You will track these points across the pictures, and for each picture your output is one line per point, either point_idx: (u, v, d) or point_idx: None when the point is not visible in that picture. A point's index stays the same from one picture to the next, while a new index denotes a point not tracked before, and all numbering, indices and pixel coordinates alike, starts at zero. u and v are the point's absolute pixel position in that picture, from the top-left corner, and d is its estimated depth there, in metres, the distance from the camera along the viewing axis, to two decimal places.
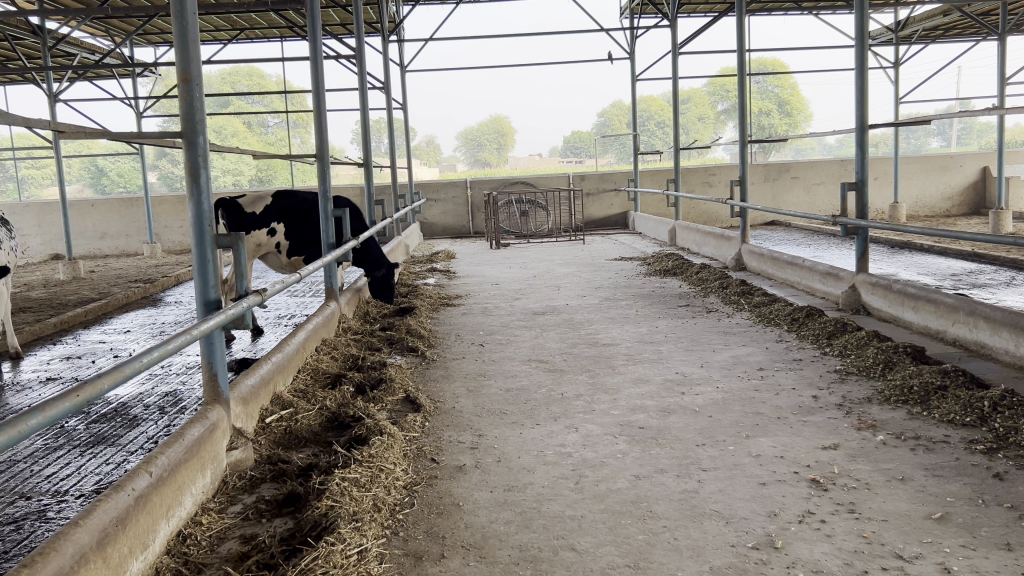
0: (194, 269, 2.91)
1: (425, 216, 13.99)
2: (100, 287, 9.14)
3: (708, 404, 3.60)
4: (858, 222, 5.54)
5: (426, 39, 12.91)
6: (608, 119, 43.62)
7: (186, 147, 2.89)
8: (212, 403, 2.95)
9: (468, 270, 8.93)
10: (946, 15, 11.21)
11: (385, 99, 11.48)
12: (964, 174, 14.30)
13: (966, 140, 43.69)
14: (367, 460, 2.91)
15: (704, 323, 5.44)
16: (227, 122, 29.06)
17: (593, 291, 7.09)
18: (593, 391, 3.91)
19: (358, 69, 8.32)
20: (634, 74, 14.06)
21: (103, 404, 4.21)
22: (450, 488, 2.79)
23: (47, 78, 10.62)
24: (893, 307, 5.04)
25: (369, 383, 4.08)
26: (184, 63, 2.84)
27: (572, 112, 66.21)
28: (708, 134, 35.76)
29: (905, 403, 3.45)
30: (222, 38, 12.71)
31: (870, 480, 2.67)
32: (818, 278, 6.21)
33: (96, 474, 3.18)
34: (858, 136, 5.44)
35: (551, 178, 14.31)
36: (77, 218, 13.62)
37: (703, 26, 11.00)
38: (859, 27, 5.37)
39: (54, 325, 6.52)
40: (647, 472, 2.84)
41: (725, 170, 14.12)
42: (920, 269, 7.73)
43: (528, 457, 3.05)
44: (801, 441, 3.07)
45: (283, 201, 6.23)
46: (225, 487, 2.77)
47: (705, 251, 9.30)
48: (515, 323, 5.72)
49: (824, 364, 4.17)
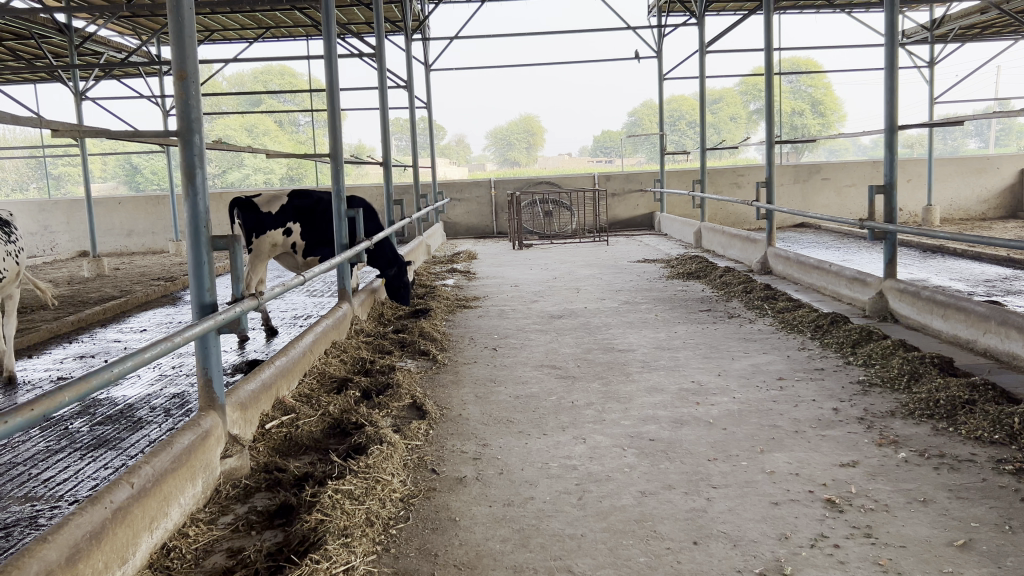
0: (189, 272, 2.83)
1: (449, 215, 13.92)
2: (122, 284, 9.16)
3: (723, 415, 3.47)
4: (886, 226, 5.34)
5: (451, 38, 12.82)
6: (639, 119, 43.34)
7: (181, 146, 2.80)
8: (207, 409, 2.87)
9: (489, 271, 8.82)
10: (984, 13, 10.90)
11: (408, 97, 11.41)
12: (1001, 177, 13.94)
13: (1004, 142, 42.83)
14: (364, 470, 2.82)
15: (724, 329, 5.29)
16: (259, 119, 29.32)
17: (613, 294, 6.95)
18: (605, 400, 3.79)
19: (378, 67, 8.24)
20: (661, 72, 13.87)
21: (109, 405, 4.16)
22: (448, 501, 2.69)
23: (74, 77, 10.69)
24: (921, 314, 4.86)
25: (376, 389, 3.99)
26: (180, 60, 2.77)
27: (602, 112, 65.87)
28: (740, 134, 35.39)
29: (930, 418, 3.29)
30: (247, 36, 12.72)
31: (889, 501, 2.53)
32: (844, 283, 6.03)
33: (92, 479, 3.12)
34: (887, 137, 5.24)
35: (576, 178, 14.17)
36: (105, 215, 13.73)
37: (731, 24, 10.81)
38: (890, 25, 5.16)
39: (71, 322, 6.51)
40: (654, 488, 2.72)
41: (753, 171, 13.88)
42: (953, 275, 7.49)
43: (532, 469, 2.94)
44: (818, 457, 2.93)
45: (298, 201, 6.17)
46: (217, 496, 2.69)
47: (730, 254, 9.11)
48: (531, 326, 5.60)
49: (847, 375, 4.01)
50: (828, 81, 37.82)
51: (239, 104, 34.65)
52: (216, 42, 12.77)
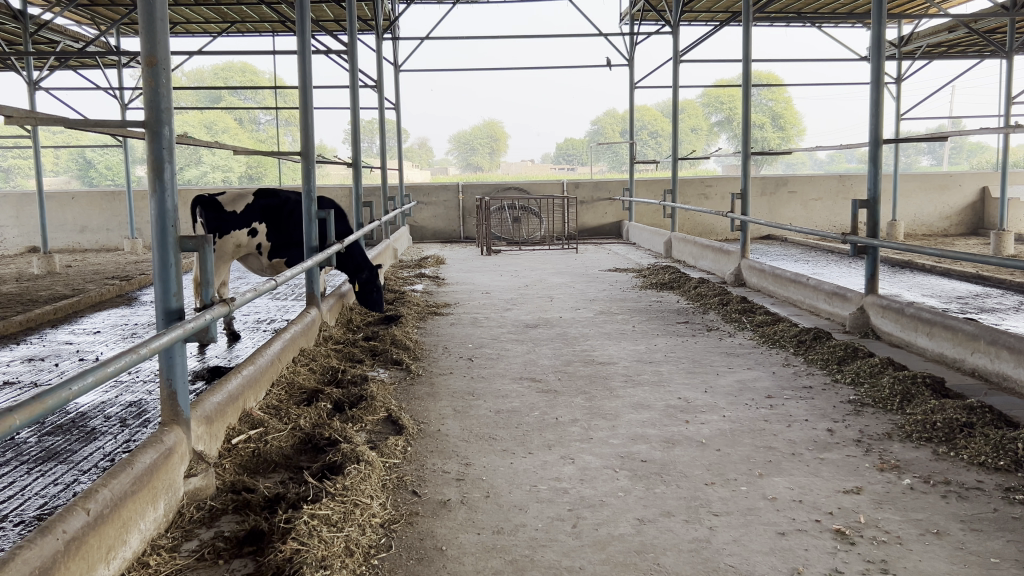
0: (154, 275, 2.60)
1: (415, 219, 13.70)
2: (74, 283, 8.80)
3: (715, 435, 3.33)
4: (869, 240, 5.25)
5: (421, 38, 12.61)
6: (602, 127, 43.52)
7: (149, 138, 2.57)
8: (171, 424, 2.64)
9: (458, 277, 8.63)
10: (952, 31, 11.00)
11: (377, 97, 11.17)
12: (962, 194, 14.13)
13: (957, 161, 43.93)
14: (341, 493, 2.61)
15: (705, 343, 5.17)
16: (220, 116, 29.01)
17: (588, 303, 6.80)
18: (590, 416, 3.63)
19: (349, 65, 8.00)
20: (632, 80, 13.80)
21: (59, 414, 3.88)
22: (433, 527, 2.50)
23: (27, 65, 10.27)
24: (905, 331, 4.79)
25: (348, 401, 3.77)
26: (149, 45, 2.54)
27: (566, 120, 66.07)
28: (700, 145, 35.65)
29: (930, 441, 3.17)
30: (212, 30, 12.39)
31: (900, 532, 2.40)
32: (822, 298, 5.96)
33: (41, 497, 2.86)
34: (871, 151, 5.15)
35: (545, 185, 14.04)
36: (58, 210, 13.27)
37: (705, 34, 10.76)
38: (877, 37, 5.08)
39: (19, 322, 6.17)
40: (652, 515, 2.56)
41: (721, 182, 13.88)
42: (925, 291, 7.47)
43: (520, 493, 2.76)
44: (819, 482, 2.80)
45: (265, 200, 5.92)
46: (179, 520, 2.47)
47: (702, 265, 9.05)
48: (506, 336, 5.42)
49: (837, 394, 3.89)
50: (789, 95, 38.32)
51: (199, 100, 34.11)
52: (178, 35, 12.42)
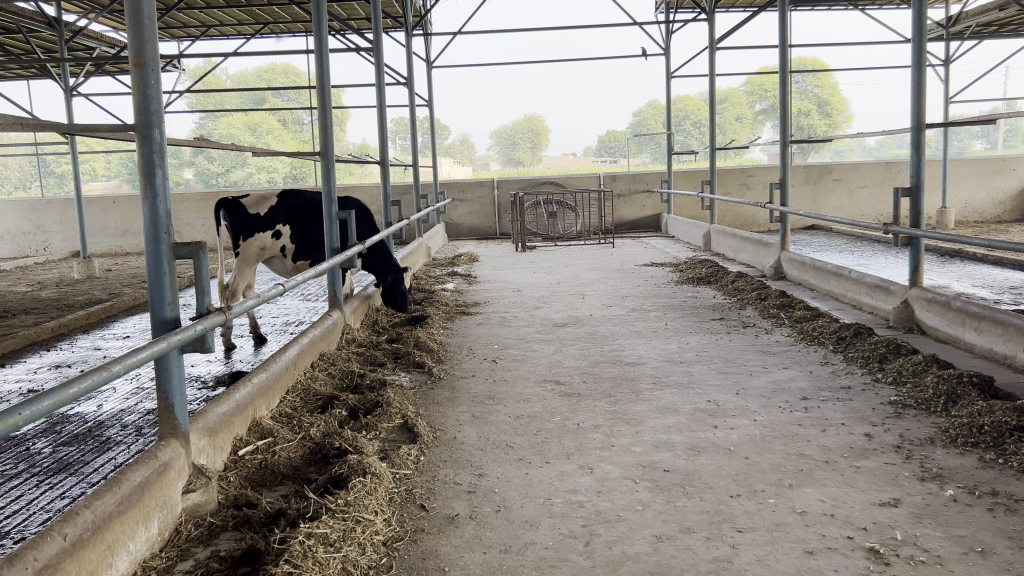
0: (148, 283, 2.51)
1: (451, 216, 13.61)
2: (111, 286, 8.87)
3: (744, 442, 3.14)
4: (912, 231, 4.99)
5: (452, 33, 12.47)
6: (643, 119, 43.10)
7: (139, 142, 2.48)
8: (168, 438, 2.55)
9: (491, 275, 8.50)
10: (1002, 9, 10.52)
11: (408, 94, 11.08)
12: (1016, 179, 13.60)
13: (1012, 143, 42.73)
14: (342, 509, 2.49)
15: (740, 341, 4.97)
16: (263, 118, 29.45)
17: (621, 300, 6.62)
18: (613, 421, 3.47)
19: (375, 61, 7.89)
20: (669, 69, 13.52)
21: (77, 423, 3.84)
22: (437, 545, 2.37)
23: (64, 72, 10.38)
24: (952, 326, 4.54)
25: (364, 408, 3.67)
26: (137, 45, 2.44)
27: (608, 111, 65.74)
28: (745, 134, 35.13)
29: (976, 447, 2.96)
30: (246, 32, 12.43)
31: (941, 551, 2.21)
32: (865, 291, 5.72)
33: (45, 513, 2.79)
34: (913, 137, 4.89)
35: (581, 179, 13.84)
36: (100, 215, 13.43)
37: (742, 21, 10.45)
38: (918, 16, 4.81)
39: (51, 328, 6.19)
40: (670, 532, 2.40)
41: (763, 171, 13.54)
42: (975, 281, 7.13)
43: (532, 507, 2.62)
44: (854, 494, 2.61)
45: (289, 201, 5.85)
46: (176, 538, 2.38)
47: (741, 258, 8.79)
48: (533, 336, 5.28)
49: (877, 395, 3.68)
50: (835, 81, 37.51)
51: (243, 102, 34.61)
52: (213, 38, 12.48)
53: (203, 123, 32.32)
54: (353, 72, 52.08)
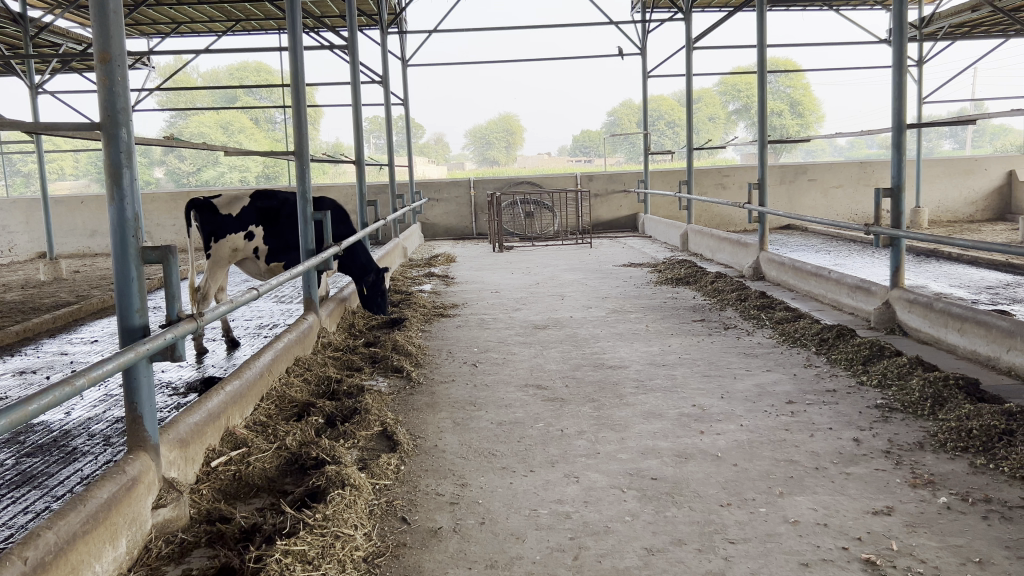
0: (115, 289, 2.40)
1: (427, 216, 13.50)
2: (79, 289, 8.66)
3: (732, 448, 3.08)
4: (893, 231, 4.97)
5: (428, 31, 12.35)
6: (618, 119, 43.16)
7: (104, 142, 2.35)
8: (137, 451, 2.43)
9: (468, 276, 8.41)
10: (975, 10, 10.57)
11: (384, 92, 10.95)
12: (988, 179, 13.74)
13: (980, 143, 43.41)
14: (321, 524, 2.39)
15: (722, 343, 4.92)
16: (235, 117, 29.16)
17: (600, 301, 6.55)
18: (598, 427, 3.40)
19: (350, 60, 7.76)
20: (645, 68, 13.47)
21: (41, 432, 3.69)
22: (420, 560, 2.28)
23: (30, 70, 10.13)
24: (934, 328, 4.52)
25: (341, 415, 3.56)
26: (102, 40, 2.32)
27: (583, 110, 65.88)
28: (717, 134, 35.34)
29: (966, 452, 2.92)
30: (217, 29, 12.23)
31: (938, 562, 2.15)
32: (845, 291, 5.70)
33: (6, 529, 2.66)
34: (894, 137, 4.87)
35: (558, 178, 13.78)
36: (67, 215, 13.16)
37: (719, 21, 10.43)
38: (898, 17, 4.78)
39: (15, 333, 6.01)
40: (661, 544, 2.33)
41: (739, 171, 13.56)
42: (953, 281, 7.15)
43: (518, 518, 2.54)
44: (846, 502, 2.55)
45: (262, 202, 5.72)
46: (146, 556, 2.26)
47: (719, 258, 8.77)
48: (513, 338, 5.20)
49: (863, 398, 3.63)
50: (807, 81, 37.84)
51: (213, 100, 34.26)
52: (183, 35, 12.27)
53: (173, 121, 31.91)
54: (326, 70, 51.77)
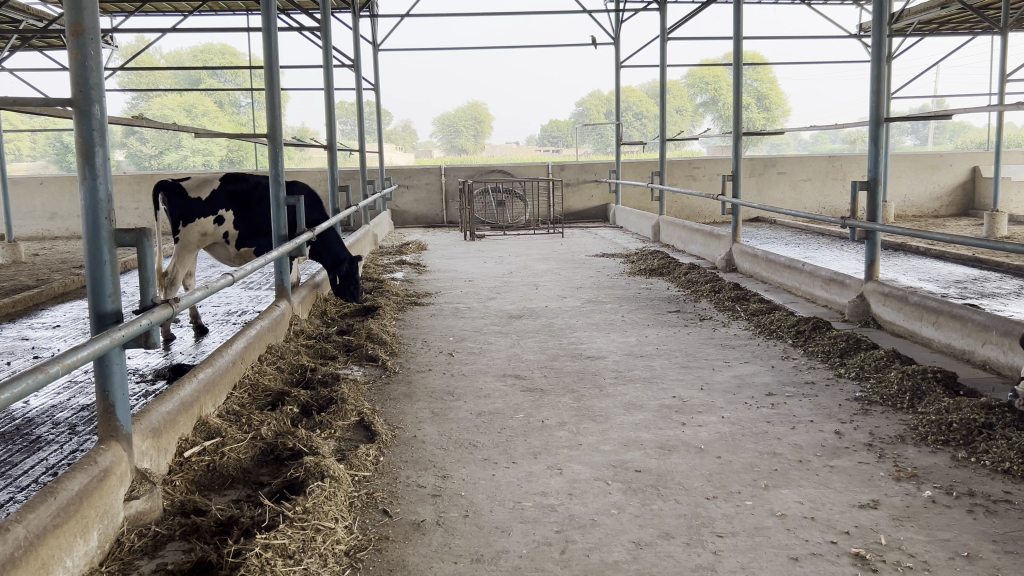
0: (87, 274, 2.30)
1: (397, 203, 13.38)
2: (39, 272, 8.43)
3: (715, 440, 3.06)
4: (869, 224, 4.98)
5: (399, 16, 12.20)
6: (587, 109, 43.13)
7: (77, 119, 2.25)
8: (108, 441, 2.34)
9: (440, 264, 8.33)
10: (944, 7, 10.69)
11: (355, 77, 10.79)
12: (953, 174, 13.94)
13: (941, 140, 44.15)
14: (301, 517, 2.32)
15: (698, 334, 4.91)
16: (198, 99, 28.66)
17: (575, 291, 6.52)
18: (579, 418, 3.36)
19: (323, 43, 7.61)
20: (618, 57, 13.45)
21: (3, 421, 3.56)
22: (404, 555, 2.22)
23: None
24: (909, 321, 4.54)
25: (317, 405, 3.48)
26: (74, 13, 2.23)
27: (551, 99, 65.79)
28: (685, 126, 35.44)
29: (947, 445, 2.92)
30: (184, 9, 11.96)
31: (928, 557, 2.14)
32: (819, 284, 5.73)
33: None
34: (871, 131, 4.88)
35: (529, 167, 13.71)
36: (25, 196, 12.82)
37: (694, 12, 10.41)
38: (879, 10, 4.79)
39: None
40: (649, 538, 2.30)
41: (709, 163, 13.60)
42: (921, 275, 7.23)
43: (502, 511, 2.49)
44: (832, 495, 2.54)
45: (232, 185, 5.59)
46: (118, 550, 2.18)
47: (691, 249, 8.78)
48: (489, 328, 5.14)
49: (842, 391, 3.64)
50: (774, 75, 38.15)
51: (177, 82, 33.65)
52: (148, 14, 11.96)
53: (136, 102, 31.27)
54: (295, 53, 51.11)
